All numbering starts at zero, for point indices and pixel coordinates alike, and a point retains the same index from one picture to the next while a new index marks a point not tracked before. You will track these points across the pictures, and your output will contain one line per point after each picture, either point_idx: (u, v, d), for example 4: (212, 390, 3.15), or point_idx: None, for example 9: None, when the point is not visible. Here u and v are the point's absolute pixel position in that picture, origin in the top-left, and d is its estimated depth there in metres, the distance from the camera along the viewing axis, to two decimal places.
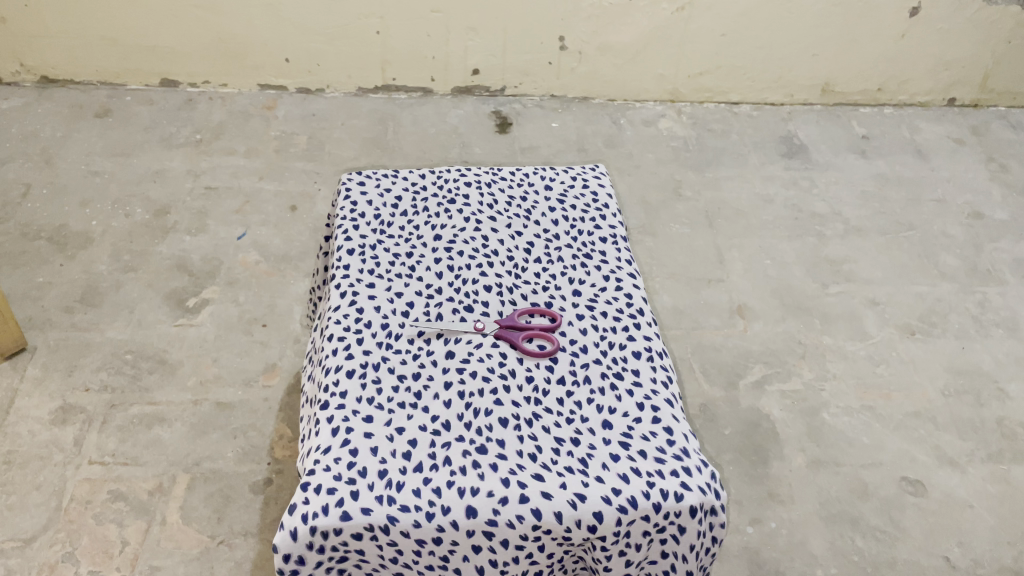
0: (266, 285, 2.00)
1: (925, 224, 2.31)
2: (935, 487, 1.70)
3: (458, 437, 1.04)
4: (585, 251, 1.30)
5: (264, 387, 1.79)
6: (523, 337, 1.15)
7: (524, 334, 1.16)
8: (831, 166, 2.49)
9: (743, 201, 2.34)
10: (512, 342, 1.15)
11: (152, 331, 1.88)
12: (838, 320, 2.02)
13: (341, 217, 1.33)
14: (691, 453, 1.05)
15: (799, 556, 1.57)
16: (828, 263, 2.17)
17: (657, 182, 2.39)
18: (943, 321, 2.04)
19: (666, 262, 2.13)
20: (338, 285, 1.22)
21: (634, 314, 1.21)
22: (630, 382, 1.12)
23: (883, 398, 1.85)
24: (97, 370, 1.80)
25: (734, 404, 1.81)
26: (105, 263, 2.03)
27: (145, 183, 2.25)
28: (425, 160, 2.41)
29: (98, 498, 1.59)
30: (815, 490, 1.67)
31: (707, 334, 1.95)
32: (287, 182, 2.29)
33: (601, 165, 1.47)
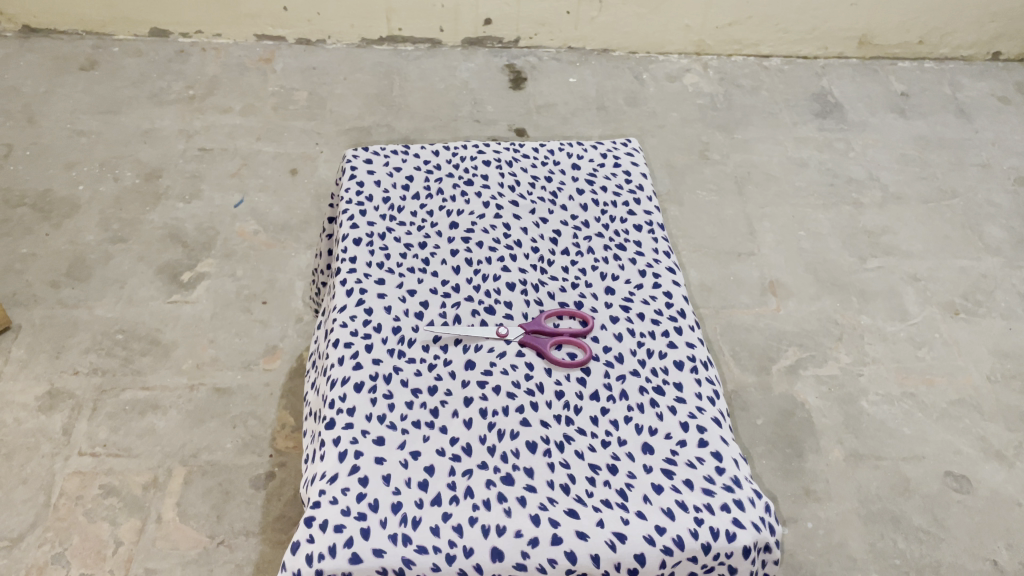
0: (265, 258, 1.87)
1: (969, 190, 2.16)
2: (981, 483, 1.59)
3: (481, 464, 0.93)
4: (619, 241, 1.17)
5: (264, 371, 1.68)
6: (550, 345, 1.03)
7: (552, 340, 1.04)
8: (868, 126, 2.33)
9: (774, 166, 2.19)
10: (538, 350, 1.03)
11: (145, 309, 1.76)
12: (876, 298, 1.89)
13: (346, 201, 1.19)
14: (742, 482, 0.93)
15: (838, 559, 1.47)
16: (865, 235, 2.03)
17: (682, 144, 2.23)
18: (988, 299, 1.91)
19: (693, 233, 1.99)
20: (344, 281, 1.09)
21: (675, 315, 1.09)
22: (672, 398, 1.00)
23: (926, 384, 1.74)
24: (86, 352, 1.68)
25: (766, 391, 1.70)
26: (93, 233, 1.90)
27: (135, 144, 2.10)
28: (434, 118, 2.25)
29: (89, 494, 1.49)
30: (853, 486, 1.57)
31: (737, 314, 1.83)
32: (287, 143, 2.14)
33: (633, 139, 1.33)
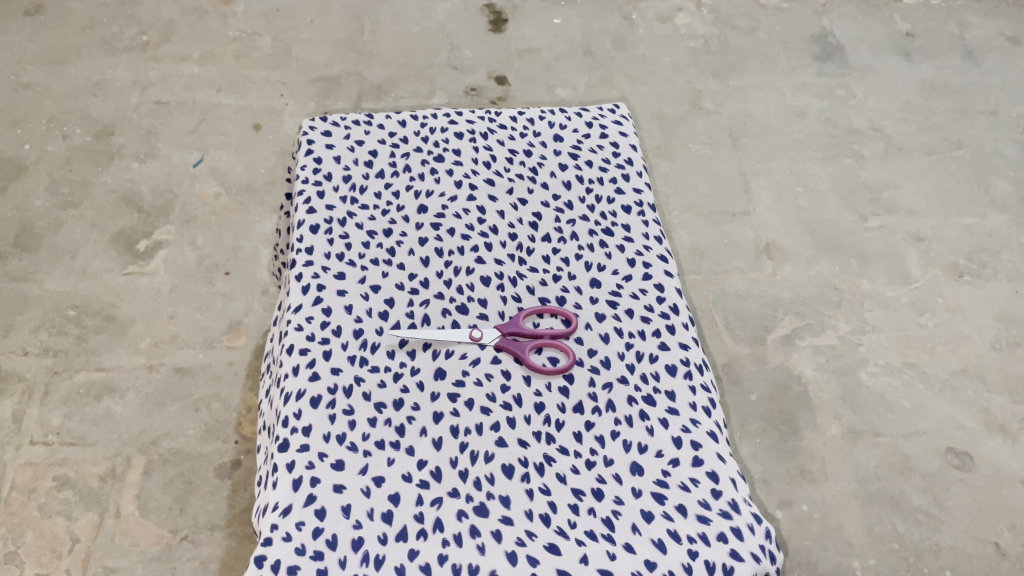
0: (227, 224, 1.75)
1: (975, 141, 2.04)
2: (984, 460, 1.52)
3: (452, 492, 0.83)
4: (605, 225, 1.06)
5: (228, 350, 1.57)
6: (529, 349, 0.93)
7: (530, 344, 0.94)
8: (870, 71, 2.19)
9: (770, 116, 2.06)
10: (516, 355, 0.93)
11: (98, 282, 1.64)
12: (877, 260, 1.79)
13: (301, 181, 1.07)
14: (741, 506, 0.84)
15: (834, 544, 1.41)
16: (866, 191, 1.92)
17: (673, 92, 2.09)
18: (994, 260, 1.81)
19: (685, 191, 1.88)
20: (299, 275, 0.97)
21: (667, 311, 0.98)
22: (663, 409, 0.91)
23: (928, 354, 1.65)
24: (36, 330, 1.57)
25: (761, 364, 1.61)
26: (41, 197, 1.76)
27: (84, 97, 1.94)
28: (408, 66, 2.09)
29: (43, 486, 1.39)
30: (851, 466, 1.50)
31: (731, 280, 1.73)
32: (249, 95, 1.98)
33: (622, 105, 1.21)
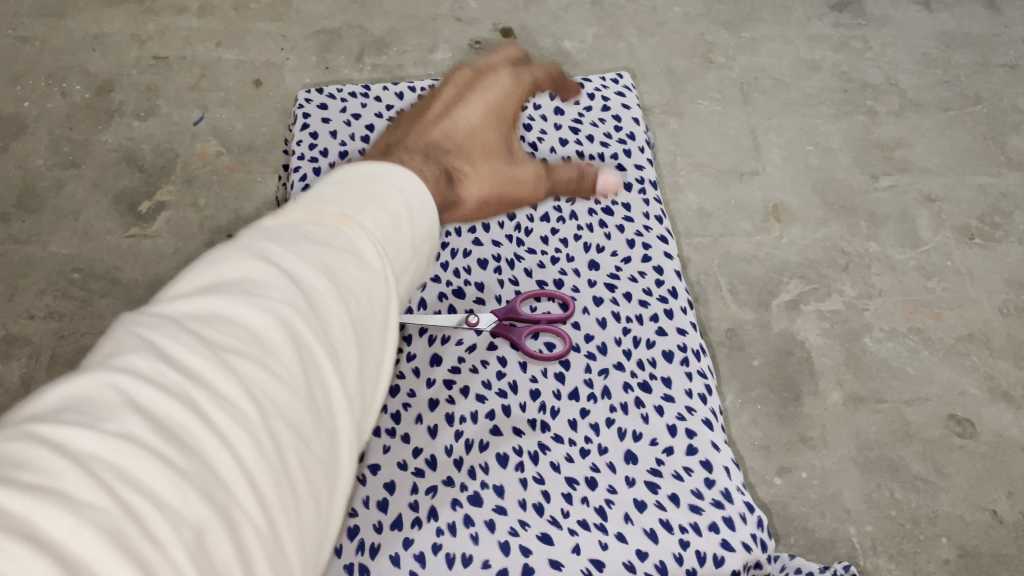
0: (229, 184, 1.74)
1: (993, 96, 1.99)
2: (985, 427, 1.52)
3: (447, 480, 0.84)
4: (605, 203, 1.06)
5: None
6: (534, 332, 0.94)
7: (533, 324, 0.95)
8: (888, 21, 2.12)
9: (783, 70, 2.01)
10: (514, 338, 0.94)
11: (102, 244, 1.64)
12: (887, 222, 1.76)
13: (297, 157, 1.05)
14: (734, 495, 0.85)
15: (831, 511, 1.43)
16: (878, 148, 1.88)
17: (683, 45, 2.04)
18: (1007, 221, 1.78)
19: (693, 150, 1.85)
20: None
21: (666, 295, 0.99)
22: (660, 396, 0.91)
23: (934, 318, 1.64)
24: (41, 294, 1.58)
25: (764, 329, 1.61)
26: (43, 156, 1.75)
27: (83, 52, 1.91)
28: (412, 17, 2.04)
29: None
30: (851, 431, 1.50)
31: (737, 243, 1.71)
32: (250, 49, 1.95)
33: (625, 74, 1.19)
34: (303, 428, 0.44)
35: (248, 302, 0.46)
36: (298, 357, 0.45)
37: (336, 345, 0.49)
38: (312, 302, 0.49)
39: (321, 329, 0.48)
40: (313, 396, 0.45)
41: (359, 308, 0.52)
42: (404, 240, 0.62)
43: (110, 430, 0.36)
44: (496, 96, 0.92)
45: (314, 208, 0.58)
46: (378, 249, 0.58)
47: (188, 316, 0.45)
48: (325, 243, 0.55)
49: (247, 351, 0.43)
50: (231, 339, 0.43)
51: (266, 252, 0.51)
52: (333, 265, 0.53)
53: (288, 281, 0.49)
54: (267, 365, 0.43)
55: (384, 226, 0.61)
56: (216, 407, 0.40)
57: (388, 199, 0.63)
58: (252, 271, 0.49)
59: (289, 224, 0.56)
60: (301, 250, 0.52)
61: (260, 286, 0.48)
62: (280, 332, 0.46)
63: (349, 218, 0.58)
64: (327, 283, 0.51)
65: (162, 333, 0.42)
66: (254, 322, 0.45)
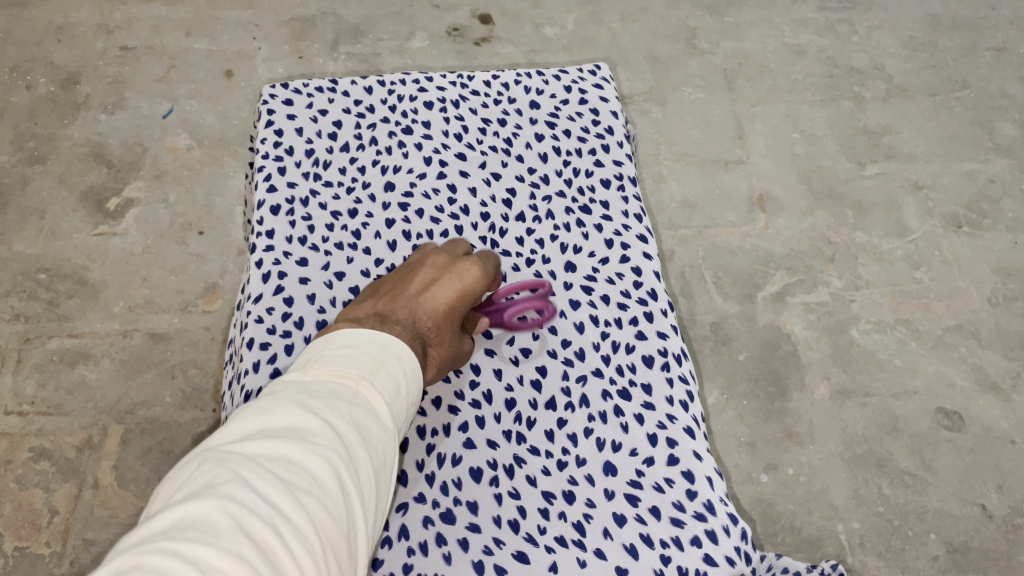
0: (200, 179, 1.69)
1: (981, 80, 1.95)
2: (973, 420, 1.50)
3: (418, 497, 0.81)
4: (583, 202, 1.03)
5: (204, 314, 1.54)
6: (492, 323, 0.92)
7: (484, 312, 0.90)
8: (874, 4, 2.08)
9: (768, 55, 1.97)
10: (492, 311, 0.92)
11: (68, 243, 1.59)
12: (874, 210, 1.73)
13: (261, 156, 1.01)
14: (717, 507, 0.81)
15: (819, 508, 1.40)
16: (865, 135, 1.84)
17: (666, 31, 2.00)
18: (995, 209, 1.75)
19: (676, 139, 1.81)
20: (259, 261, 0.93)
21: (645, 298, 0.96)
22: (639, 404, 0.88)
23: (921, 309, 1.61)
24: (6, 295, 1.52)
25: (750, 322, 1.58)
26: (6, 152, 1.69)
27: (48, 43, 1.85)
28: (387, 4, 1.98)
29: (19, 458, 1.38)
30: (838, 426, 1.48)
31: (721, 234, 1.68)
32: (220, 38, 1.89)
33: (603, 66, 1.15)
34: (341, 553, 0.52)
35: (305, 447, 0.54)
36: (342, 497, 0.53)
37: (361, 487, 0.56)
38: (346, 450, 0.56)
39: (352, 474, 0.56)
40: (349, 529, 0.53)
41: (377, 454, 0.60)
42: (411, 396, 0.67)
43: (233, 543, 0.43)
44: (476, 281, 0.82)
45: (337, 367, 0.63)
46: (389, 403, 0.63)
47: (259, 457, 0.52)
48: (351, 398, 0.61)
49: (309, 491, 0.51)
50: (294, 480, 0.51)
51: (310, 404, 0.57)
52: (360, 418, 0.59)
53: (330, 432, 0.56)
54: (321, 502, 0.51)
55: (393, 383, 0.65)
56: (293, 530, 0.48)
57: (397, 359, 0.67)
58: (302, 420, 0.56)
59: (313, 381, 0.61)
60: (334, 402, 0.59)
61: (309, 434, 0.55)
62: (331, 475, 0.53)
63: (366, 378, 0.63)
64: (357, 435, 0.58)
65: (246, 471, 0.49)
66: (308, 468, 0.53)
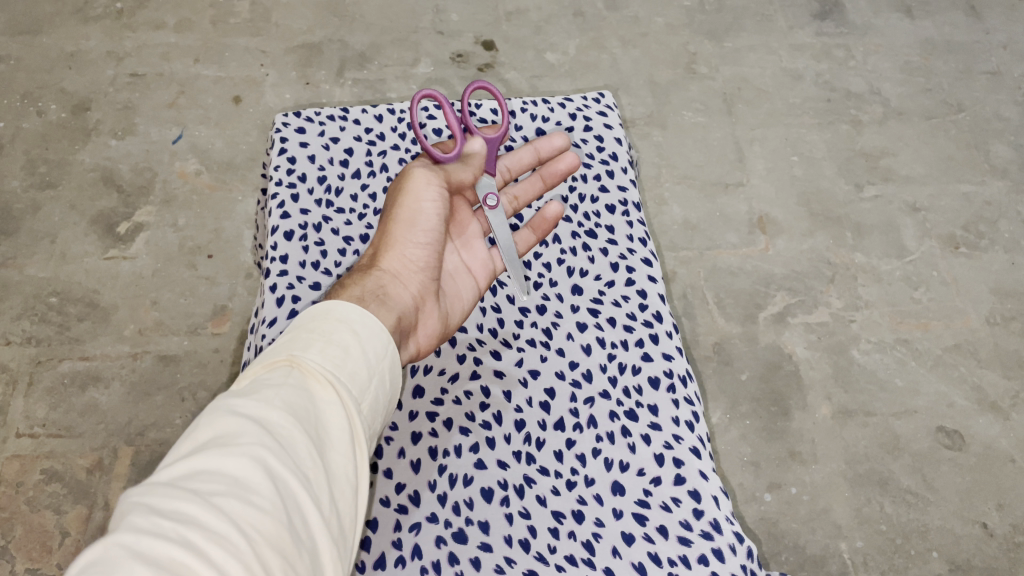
0: (209, 204, 1.72)
1: (976, 104, 1.99)
2: (974, 439, 1.52)
3: (430, 517, 0.82)
4: (589, 227, 1.05)
5: (212, 336, 1.56)
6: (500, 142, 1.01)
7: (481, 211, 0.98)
8: (870, 29, 2.11)
9: (766, 80, 2.00)
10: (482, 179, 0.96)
11: (79, 267, 1.61)
12: (872, 232, 1.76)
13: (274, 183, 1.03)
14: (723, 525, 0.83)
15: (821, 527, 1.42)
16: (863, 158, 1.87)
17: (666, 56, 2.03)
18: (992, 230, 1.78)
19: (677, 162, 1.84)
20: (274, 285, 0.95)
21: (650, 319, 0.98)
22: (646, 424, 0.90)
23: (921, 329, 1.63)
24: (18, 318, 1.54)
25: (752, 342, 1.60)
26: (18, 178, 1.71)
27: (59, 70, 1.88)
28: (392, 30, 2.01)
29: (31, 480, 1.39)
30: (839, 445, 1.50)
31: (722, 256, 1.70)
32: (228, 65, 1.92)
33: (607, 93, 1.18)
34: (286, 549, 0.47)
35: (224, 452, 0.49)
36: (275, 490, 0.48)
37: (307, 475, 0.52)
38: (279, 439, 0.52)
39: (289, 463, 0.51)
40: (291, 523, 0.48)
41: (326, 433, 0.55)
42: (370, 356, 0.62)
43: None
44: None
45: (269, 356, 0.60)
46: (336, 373, 0.59)
47: (173, 479, 0.47)
48: (285, 382, 0.56)
49: (228, 494, 0.46)
50: (209, 489, 0.46)
51: (234, 405, 0.53)
52: (295, 398, 0.55)
53: (255, 427, 0.51)
54: (246, 504, 0.46)
55: (339, 349, 0.60)
56: (207, 541, 0.43)
57: (339, 322, 0.63)
58: (222, 424, 0.51)
59: (249, 377, 0.58)
60: (262, 393, 0.54)
61: (231, 437, 0.51)
62: (256, 469, 0.49)
63: (301, 354, 0.59)
64: (290, 417, 0.53)
65: (152, 497, 0.45)
66: (229, 471, 0.48)
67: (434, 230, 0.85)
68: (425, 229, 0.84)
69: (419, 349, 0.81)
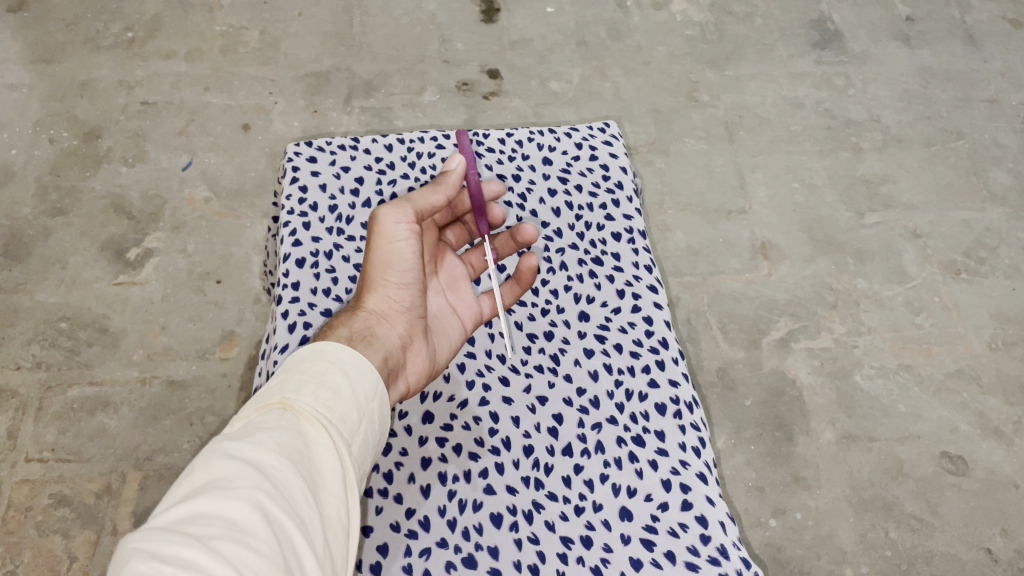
0: (218, 230, 1.74)
1: (974, 131, 2.02)
2: (977, 464, 1.53)
3: (440, 541, 0.83)
4: (595, 254, 1.07)
5: (220, 361, 1.58)
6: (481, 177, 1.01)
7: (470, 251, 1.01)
8: (869, 58, 2.14)
9: (767, 108, 2.03)
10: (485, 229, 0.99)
11: (90, 293, 1.63)
12: (873, 257, 1.78)
13: (286, 211, 1.05)
14: (730, 551, 0.83)
15: (827, 552, 1.43)
16: (864, 185, 1.89)
17: (669, 84, 2.06)
18: (992, 256, 1.80)
19: (680, 189, 1.87)
20: (285, 312, 0.96)
21: (656, 346, 0.99)
22: (653, 450, 0.91)
23: (923, 354, 1.64)
24: (28, 343, 1.56)
25: (755, 367, 1.61)
26: (30, 204, 1.74)
27: (71, 98, 1.91)
28: (398, 59, 2.05)
29: (39, 504, 1.40)
30: (843, 470, 1.51)
31: (726, 281, 1.72)
32: (237, 93, 1.95)
33: (612, 123, 1.20)
34: None
35: (220, 493, 0.49)
36: (272, 532, 0.49)
37: (302, 516, 0.53)
38: (274, 481, 0.53)
39: (285, 505, 0.52)
40: (287, 562, 0.49)
41: (319, 476, 0.57)
42: (361, 398, 0.64)
43: None
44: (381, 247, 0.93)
45: (260, 399, 0.61)
46: (328, 416, 0.60)
47: (170, 522, 0.47)
48: (279, 424, 0.58)
49: (227, 536, 0.47)
50: (208, 532, 0.47)
51: (230, 448, 0.54)
52: (288, 442, 0.56)
53: (251, 470, 0.52)
54: (244, 546, 0.47)
55: (331, 392, 0.62)
56: None
57: (331, 364, 0.64)
58: (217, 466, 0.52)
59: (241, 421, 0.59)
60: (256, 436, 0.56)
61: (226, 479, 0.51)
62: (253, 510, 0.49)
63: (294, 397, 0.60)
64: (285, 460, 0.55)
65: (152, 541, 0.45)
66: (225, 513, 0.48)
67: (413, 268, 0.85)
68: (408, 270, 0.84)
69: (409, 387, 0.81)
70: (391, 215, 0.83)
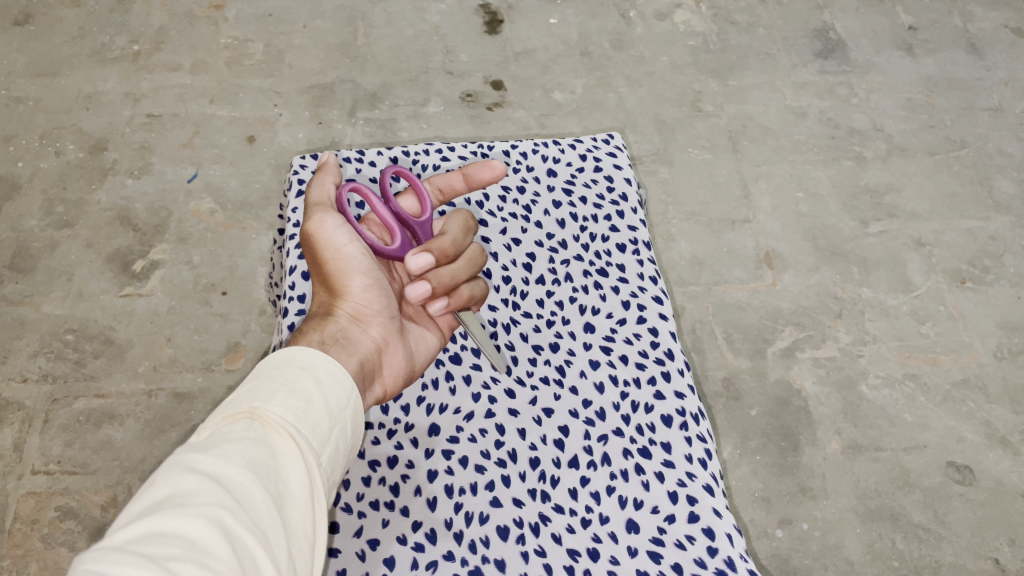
0: (223, 242, 1.75)
1: (978, 140, 2.02)
2: (984, 474, 1.52)
3: (447, 555, 0.83)
4: (600, 265, 1.07)
5: (226, 373, 1.58)
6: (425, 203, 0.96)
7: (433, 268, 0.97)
8: (872, 67, 2.15)
9: (771, 117, 2.03)
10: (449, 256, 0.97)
11: (96, 305, 1.63)
12: (878, 266, 1.77)
13: (292, 225, 1.05)
14: (737, 563, 0.84)
15: (833, 562, 1.42)
16: (868, 195, 1.89)
17: (672, 94, 2.06)
18: (997, 264, 1.79)
19: (684, 199, 1.87)
20: (291, 324, 0.97)
21: (662, 357, 0.99)
22: (659, 461, 0.91)
23: (928, 363, 1.64)
24: (34, 355, 1.56)
25: (761, 377, 1.61)
26: (36, 217, 1.74)
27: (77, 111, 1.91)
28: (402, 71, 2.05)
29: (45, 517, 1.40)
30: (849, 479, 1.51)
31: (730, 291, 1.72)
32: (243, 105, 1.96)
33: (616, 135, 1.21)
34: None
35: (183, 511, 0.49)
36: (233, 551, 0.48)
37: (266, 535, 0.52)
38: (238, 498, 0.52)
39: (248, 523, 0.51)
40: None
41: (286, 488, 0.56)
42: (333, 408, 0.64)
43: None
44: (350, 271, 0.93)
45: (228, 407, 0.60)
46: (297, 426, 0.60)
47: (128, 538, 0.46)
48: (247, 435, 0.57)
49: (185, 557, 0.46)
50: (164, 554, 0.46)
51: (193, 462, 0.53)
52: (254, 455, 0.56)
53: (215, 487, 0.52)
54: (202, 567, 0.46)
55: (301, 401, 0.62)
56: None
57: (303, 371, 0.64)
58: (180, 482, 0.51)
59: (208, 428, 0.58)
60: (222, 448, 0.55)
61: (189, 495, 0.50)
62: (214, 529, 0.49)
63: (262, 407, 0.60)
64: (251, 474, 0.54)
65: (106, 565, 0.44)
66: (186, 531, 0.48)
67: (372, 267, 0.83)
68: (366, 270, 0.83)
69: (386, 391, 0.82)
70: (326, 223, 0.82)
